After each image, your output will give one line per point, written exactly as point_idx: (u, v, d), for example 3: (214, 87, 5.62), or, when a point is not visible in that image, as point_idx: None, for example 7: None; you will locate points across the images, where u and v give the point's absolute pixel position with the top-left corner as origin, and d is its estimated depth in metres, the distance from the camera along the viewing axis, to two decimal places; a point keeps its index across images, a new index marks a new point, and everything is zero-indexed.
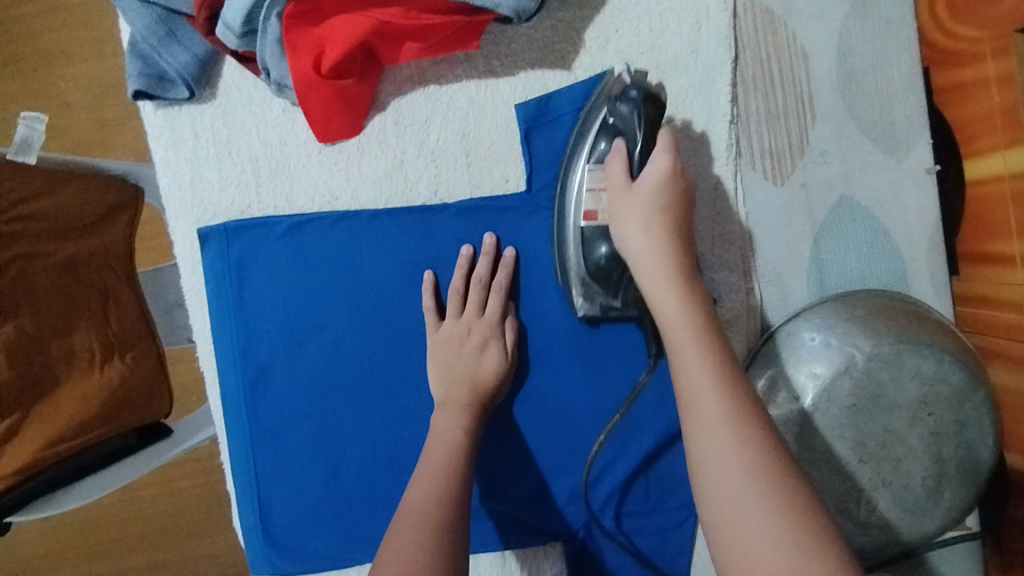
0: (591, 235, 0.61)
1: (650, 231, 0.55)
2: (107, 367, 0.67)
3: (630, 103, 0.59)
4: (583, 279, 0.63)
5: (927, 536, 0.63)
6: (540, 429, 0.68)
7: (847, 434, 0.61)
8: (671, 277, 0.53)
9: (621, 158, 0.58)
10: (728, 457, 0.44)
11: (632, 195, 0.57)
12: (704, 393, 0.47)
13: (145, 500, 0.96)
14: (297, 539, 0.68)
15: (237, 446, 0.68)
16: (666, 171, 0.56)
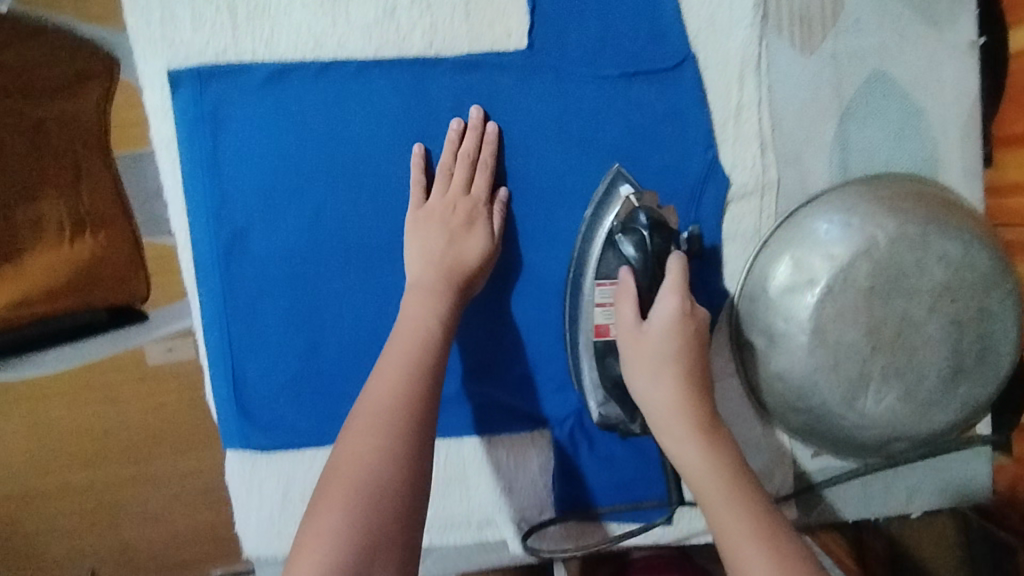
0: (603, 349, 0.58)
1: (663, 384, 0.53)
2: (77, 241, 0.69)
3: (635, 238, 0.55)
4: (599, 394, 0.60)
5: (937, 431, 0.60)
6: (534, 307, 0.63)
7: (862, 319, 0.57)
8: (692, 435, 0.51)
9: (630, 295, 0.55)
10: None
11: (642, 345, 0.54)
12: (736, 535, 0.46)
13: (123, 403, 0.93)
14: (274, 413, 0.64)
15: (208, 313, 0.63)
16: (675, 311, 0.53)
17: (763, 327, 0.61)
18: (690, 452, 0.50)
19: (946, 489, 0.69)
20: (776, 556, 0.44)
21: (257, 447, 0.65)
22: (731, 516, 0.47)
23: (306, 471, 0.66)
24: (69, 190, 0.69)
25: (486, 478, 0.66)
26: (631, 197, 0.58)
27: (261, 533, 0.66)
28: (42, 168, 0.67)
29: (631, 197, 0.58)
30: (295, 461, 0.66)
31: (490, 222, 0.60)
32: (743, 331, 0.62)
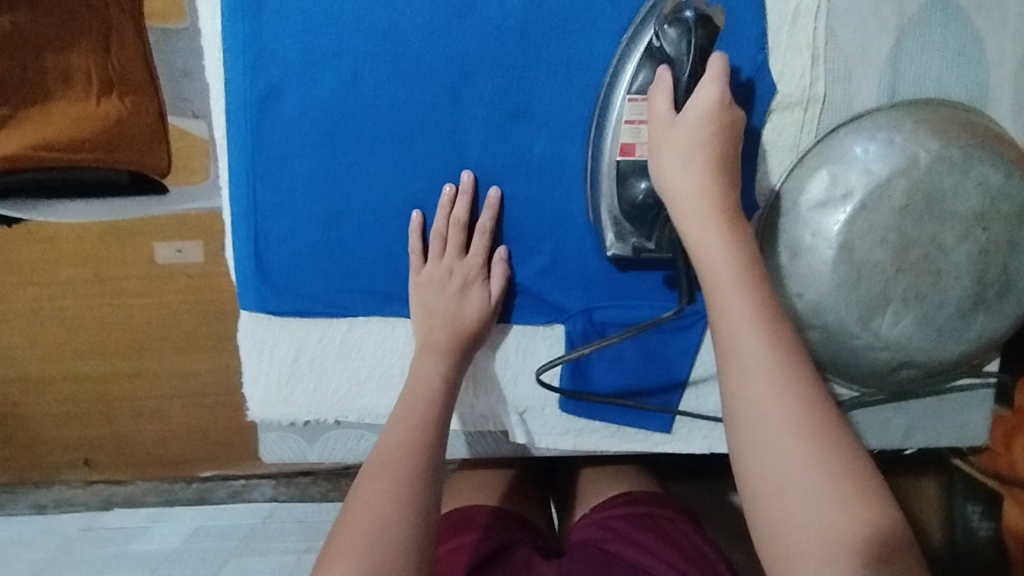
0: (625, 169, 0.58)
1: (692, 170, 0.53)
2: (103, 100, 0.78)
3: (680, 27, 0.54)
4: (616, 218, 0.60)
5: (947, 360, 0.60)
6: (561, 199, 0.64)
7: (890, 238, 0.57)
8: (714, 216, 0.50)
9: (665, 87, 0.55)
10: (764, 385, 0.44)
11: (676, 130, 0.53)
12: (748, 350, 0.45)
13: (178, 307, 1.08)
14: (292, 277, 0.65)
15: (237, 168, 0.63)
16: (713, 99, 0.53)
17: (791, 240, 0.60)
18: (716, 253, 0.49)
19: (945, 430, 0.69)
20: (773, 348, 0.45)
21: (272, 310, 0.65)
22: (737, 316, 0.47)
23: (319, 340, 0.66)
24: (99, 49, 0.77)
25: (494, 368, 0.67)
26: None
27: (269, 398, 0.68)
28: (75, 23, 0.74)
29: None
30: (309, 329, 0.66)
31: (487, 283, 0.64)
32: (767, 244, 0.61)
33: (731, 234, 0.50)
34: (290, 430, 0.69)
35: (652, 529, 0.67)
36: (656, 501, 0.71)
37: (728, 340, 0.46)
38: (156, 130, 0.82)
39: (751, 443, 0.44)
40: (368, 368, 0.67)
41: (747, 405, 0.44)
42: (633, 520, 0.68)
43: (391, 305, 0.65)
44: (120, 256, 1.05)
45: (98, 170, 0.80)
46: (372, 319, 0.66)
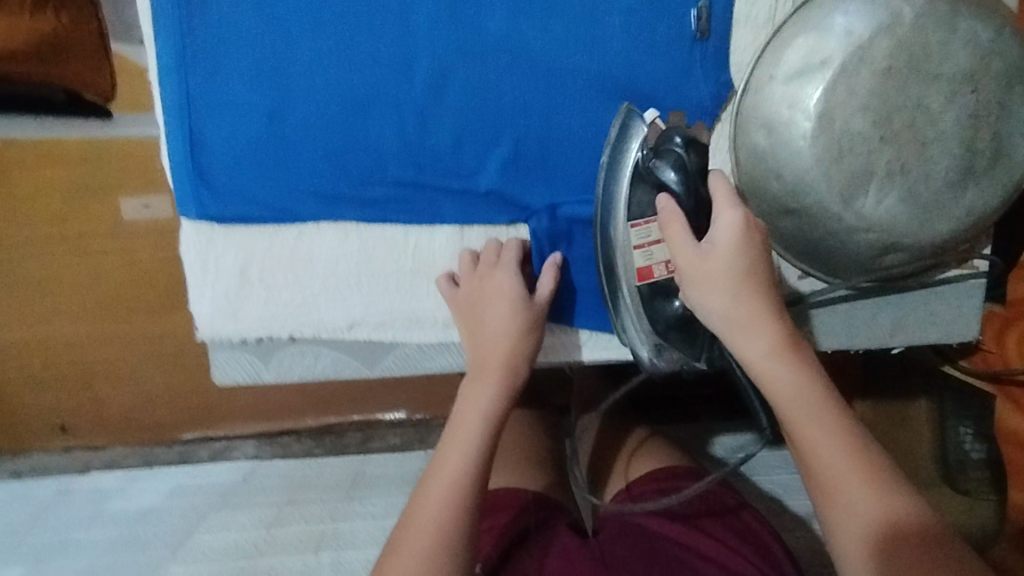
0: (649, 294, 0.58)
1: (738, 299, 0.51)
2: (38, 13, 0.88)
3: (675, 160, 0.55)
4: (649, 338, 0.60)
5: (935, 241, 0.57)
6: (521, 84, 0.59)
7: (874, 104, 0.53)
8: (773, 349, 0.50)
9: (678, 219, 0.54)
10: (847, 469, 0.46)
11: (709, 262, 0.52)
12: (829, 451, 0.46)
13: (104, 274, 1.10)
14: (234, 179, 0.60)
15: (166, 59, 0.58)
16: (736, 223, 0.52)
17: (768, 117, 0.56)
18: (782, 373, 0.49)
19: (933, 326, 0.66)
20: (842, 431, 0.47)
21: (213, 216, 0.60)
22: (822, 437, 0.47)
23: (268, 249, 0.62)
24: None
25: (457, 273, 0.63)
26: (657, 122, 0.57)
27: (216, 314, 0.63)
28: None
29: (657, 122, 0.57)
30: (256, 236, 0.62)
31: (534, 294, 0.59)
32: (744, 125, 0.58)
33: (784, 342, 0.50)
34: (242, 348, 0.65)
35: (698, 504, 0.63)
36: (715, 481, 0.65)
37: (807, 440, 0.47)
38: (96, 45, 0.93)
39: (851, 523, 0.45)
40: (321, 277, 0.63)
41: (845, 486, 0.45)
42: (680, 497, 0.63)
43: (343, 206, 0.61)
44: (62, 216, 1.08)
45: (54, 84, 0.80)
46: (324, 224, 0.62)
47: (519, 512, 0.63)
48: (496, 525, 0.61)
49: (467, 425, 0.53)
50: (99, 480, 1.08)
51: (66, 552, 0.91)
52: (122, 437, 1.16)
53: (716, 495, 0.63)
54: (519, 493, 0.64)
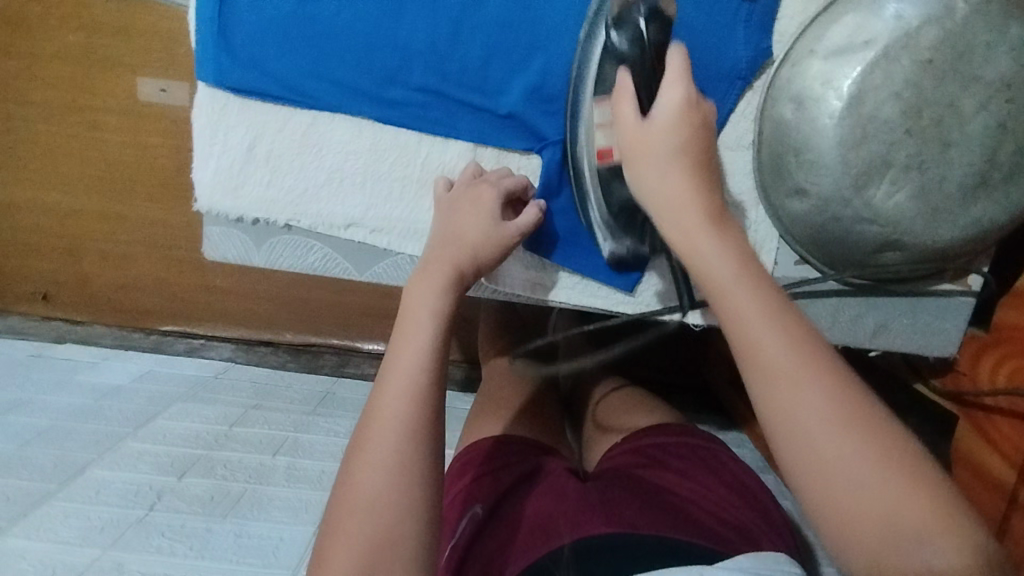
0: (607, 175, 0.57)
1: (667, 178, 0.48)
2: None
3: (629, 33, 0.53)
4: (606, 225, 0.61)
5: (935, 248, 0.57)
6: (565, 11, 0.58)
7: (906, 94, 0.53)
8: (703, 226, 0.45)
9: (630, 93, 0.51)
10: (789, 373, 0.38)
11: (644, 135, 0.49)
12: (770, 353, 0.39)
13: (123, 156, 1.25)
14: (257, 50, 0.59)
15: None
16: (680, 100, 0.49)
17: (800, 91, 0.56)
18: (710, 249, 0.43)
19: (916, 336, 0.67)
20: (783, 326, 0.40)
21: (230, 85, 0.60)
22: (749, 305, 0.41)
23: (280, 131, 0.62)
24: None
25: None
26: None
27: (217, 186, 0.63)
28: None
29: None
30: (270, 114, 0.61)
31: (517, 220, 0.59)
32: (775, 95, 0.57)
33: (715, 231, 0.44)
34: (236, 226, 0.65)
35: (698, 461, 0.60)
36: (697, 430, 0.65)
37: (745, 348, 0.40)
38: None
39: (825, 471, 0.36)
40: (328, 169, 0.63)
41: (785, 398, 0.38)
42: (676, 450, 0.61)
43: (361, 101, 0.60)
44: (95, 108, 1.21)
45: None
46: (339, 117, 0.61)
47: (509, 458, 0.61)
48: (463, 487, 0.59)
49: (418, 321, 0.50)
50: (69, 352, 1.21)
51: (25, 412, 1.01)
52: (117, 312, 1.36)
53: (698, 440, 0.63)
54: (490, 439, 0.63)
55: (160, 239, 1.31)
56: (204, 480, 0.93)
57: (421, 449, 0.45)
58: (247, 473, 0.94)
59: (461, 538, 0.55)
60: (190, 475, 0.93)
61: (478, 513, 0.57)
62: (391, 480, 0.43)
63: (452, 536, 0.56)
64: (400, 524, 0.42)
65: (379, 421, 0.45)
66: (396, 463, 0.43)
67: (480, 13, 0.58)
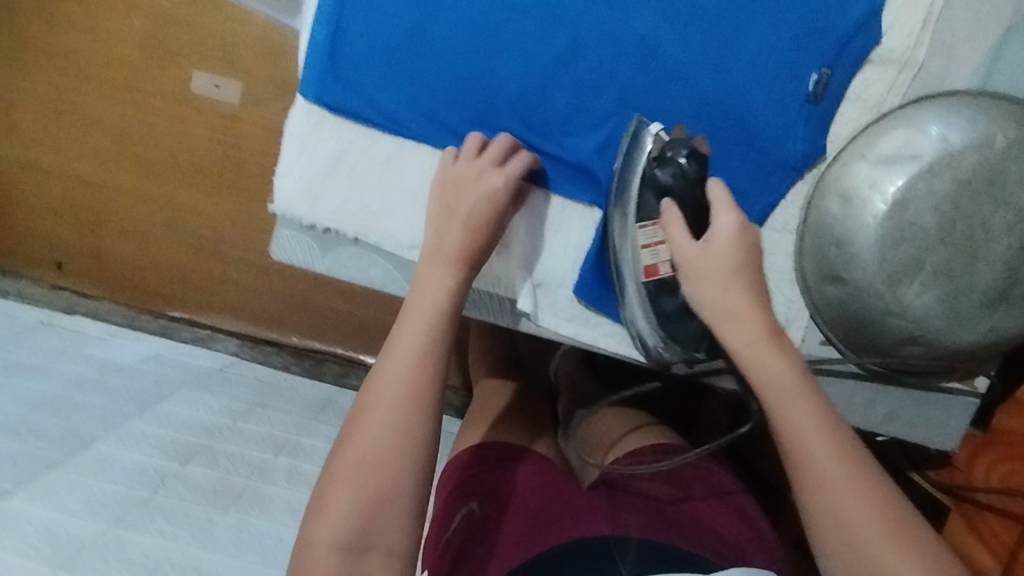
0: (654, 290, 0.63)
1: (731, 290, 0.54)
2: None
3: (673, 168, 0.60)
4: (656, 329, 0.65)
5: (954, 348, 0.62)
6: (645, 85, 0.64)
7: (943, 208, 0.59)
8: (761, 337, 0.52)
9: (679, 220, 0.58)
10: (814, 434, 0.48)
11: (706, 254, 0.56)
12: (827, 468, 0.47)
13: (184, 163, 1.51)
14: (358, 75, 0.64)
15: None
16: (735, 225, 0.56)
17: (848, 188, 0.61)
18: (773, 364, 0.51)
19: (921, 425, 0.71)
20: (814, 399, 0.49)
21: (328, 103, 0.65)
22: (777, 366, 0.51)
23: (365, 150, 0.66)
24: None
25: (524, 233, 0.68)
26: (661, 134, 0.62)
27: (297, 192, 0.67)
28: None
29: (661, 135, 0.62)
30: (358, 134, 0.66)
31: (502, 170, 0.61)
32: (823, 190, 0.63)
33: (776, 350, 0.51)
34: (307, 232, 0.69)
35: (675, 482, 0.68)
36: (682, 450, 0.74)
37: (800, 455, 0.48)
38: None
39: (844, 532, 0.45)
40: (404, 191, 0.67)
41: (834, 495, 0.46)
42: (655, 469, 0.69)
43: (446, 135, 0.65)
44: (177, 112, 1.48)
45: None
46: (423, 146, 0.66)
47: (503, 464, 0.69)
48: (445, 497, 0.66)
49: (422, 311, 0.55)
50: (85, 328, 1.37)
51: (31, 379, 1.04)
52: (147, 296, 1.59)
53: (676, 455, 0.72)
54: (485, 442, 0.70)
55: (198, 232, 1.54)
56: (210, 471, 0.93)
57: (409, 428, 0.50)
58: (250, 470, 0.94)
59: (455, 535, 0.62)
60: (193, 463, 0.93)
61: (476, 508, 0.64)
62: (379, 466, 0.49)
63: (447, 531, 0.63)
64: (385, 482, 0.49)
65: (373, 404, 0.51)
66: (390, 432, 0.50)
67: (568, 75, 0.64)
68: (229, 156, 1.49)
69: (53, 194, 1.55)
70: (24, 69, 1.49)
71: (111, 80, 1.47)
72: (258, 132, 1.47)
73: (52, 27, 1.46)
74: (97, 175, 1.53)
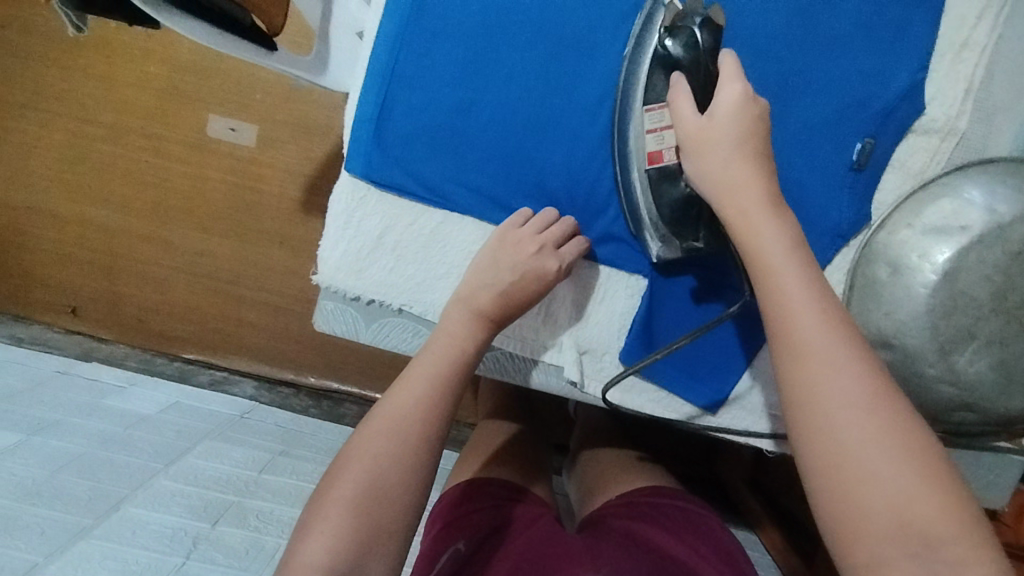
0: (656, 177, 0.61)
1: (731, 165, 0.57)
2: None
3: (684, 37, 0.58)
4: (659, 224, 0.62)
5: (1007, 415, 0.62)
6: None
7: (995, 278, 0.59)
8: (758, 204, 0.55)
9: (687, 95, 0.58)
10: (825, 351, 0.50)
11: (711, 127, 0.57)
12: (819, 347, 0.50)
13: (199, 205, 1.51)
14: (405, 152, 0.64)
15: (387, 29, 0.63)
16: (739, 94, 0.57)
17: (896, 258, 0.62)
18: (768, 239, 0.54)
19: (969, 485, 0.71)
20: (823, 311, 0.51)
21: (375, 180, 0.65)
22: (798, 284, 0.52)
23: (410, 225, 0.66)
24: None
25: (570, 303, 0.69)
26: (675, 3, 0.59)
27: (342, 265, 0.67)
28: None
29: (677, 3, 0.59)
30: (405, 210, 0.66)
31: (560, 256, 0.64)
32: (869, 257, 0.64)
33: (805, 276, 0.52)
34: (350, 304, 0.69)
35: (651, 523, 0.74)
36: (669, 489, 0.81)
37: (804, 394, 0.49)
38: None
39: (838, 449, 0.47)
40: (449, 265, 0.67)
41: (819, 384, 0.49)
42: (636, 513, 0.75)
43: (492, 208, 0.66)
44: (192, 156, 1.49)
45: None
46: (467, 220, 0.66)
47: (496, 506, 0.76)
48: (434, 535, 0.73)
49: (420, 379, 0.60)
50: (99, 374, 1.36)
51: (57, 434, 1.00)
52: (161, 337, 1.58)
53: (664, 499, 0.79)
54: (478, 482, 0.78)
55: (213, 273, 1.54)
56: (238, 530, 0.93)
57: (393, 481, 0.55)
58: (280, 528, 0.96)
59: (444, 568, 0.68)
60: (223, 523, 0.93)
61: (463, 547, 0.70)
62: (357, 508, 0.53)
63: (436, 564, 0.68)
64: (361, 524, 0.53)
65: (369, 431, 0.57)
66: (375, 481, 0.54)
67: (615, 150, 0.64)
68: (245, 198, 1.50)
69: (69, 238, 1.54)
70: (39, 115, 1.49)
71: (127, 126, 1.48)
72: (274, 174, 1.48)
73: (68, 74, 1.47)
74: (111, 218, 1.53)
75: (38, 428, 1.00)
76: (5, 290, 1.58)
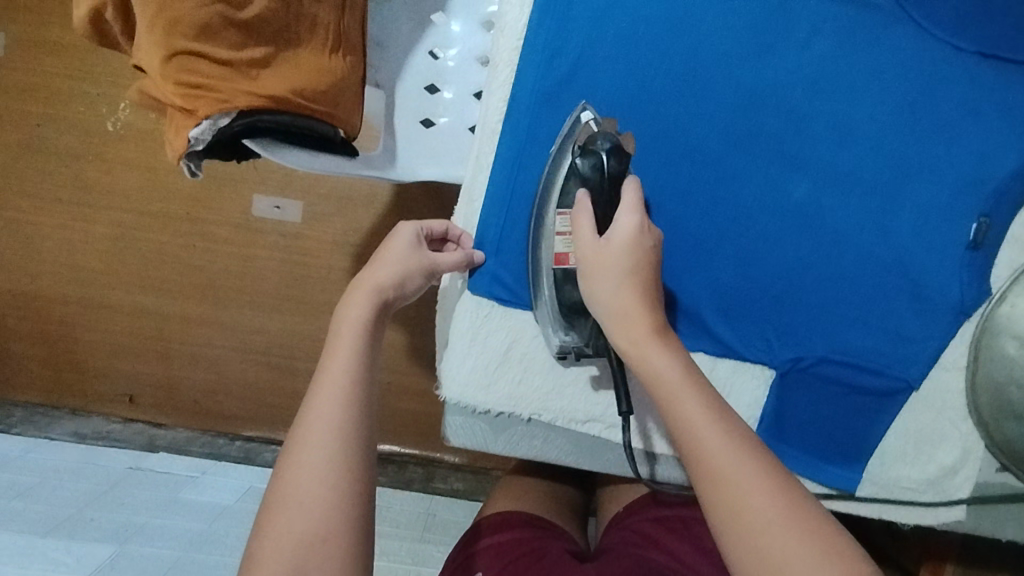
0: (562, 277, 0.65)
1: (621, 289, 0.58)
2: None
3: (591, 160, 0.62)
4: (558, 318, 0.67)
5: None
6: (801, 254, 0.68)
7: None
8: (648, 336, 0.56)
9: (588, 213, 0.61)
10: (731, 446, 0.49)
11: (604, 252, 0.59)
12: (708, 438, 0.50)
13: (248, 281, 1.45)
14: (527, 271, 0.71)
15: (502, 169, 0.71)
16: (633, 227, 0.59)
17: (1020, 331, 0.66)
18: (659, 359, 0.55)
19: None
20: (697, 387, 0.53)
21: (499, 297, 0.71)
22: (670, 373, 0.54)
23: (534, 338, 0.71)
24: None
25: None
26: (591, 121, 0.66)
27: (470, 381, 0.71)
28: None
29: (589, 119, 0.67)
30: (529, 324, 0.71)
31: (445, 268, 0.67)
32: (992, 331, 0.67)
33: (694, 390, 0.52)
34: (478, 416, 0.72)
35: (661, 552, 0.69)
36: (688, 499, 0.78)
37: (693, 438, 0.50)
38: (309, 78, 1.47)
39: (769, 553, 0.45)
40: (574, 372, 0.71)
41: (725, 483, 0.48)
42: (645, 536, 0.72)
43: None
44: (236, 233, 1.43)
45: (308, 119, 0.71)
46: None
47: (517, 534, 0.74)
48: (453, 561, 0.72)
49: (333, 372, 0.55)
50: (165, 465, 1.29)
51: (147, 540, 0.96)
52: (214, 418, 1.51)
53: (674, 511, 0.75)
54: (505, 512, 0.77)
55: (260, 348, 1.47)
56: None
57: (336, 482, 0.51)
58: None
59: None
60: None
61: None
62: (300, 510, 0.49)
63: None
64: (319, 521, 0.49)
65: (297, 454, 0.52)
66: (316, 486, 0.50)
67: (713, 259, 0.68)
68: (295, 273, 1.44)
69: (121, 328, 1.48)
70: (74, 206, 1.43)
71: (168, 208, 1.43)
72: (324, 248, 1.43)
73: (106, 166, 1.41)
74: (158, 303, 1.46)
75: (128, 536, 0.95)
76: (49, 386, 1.50)
